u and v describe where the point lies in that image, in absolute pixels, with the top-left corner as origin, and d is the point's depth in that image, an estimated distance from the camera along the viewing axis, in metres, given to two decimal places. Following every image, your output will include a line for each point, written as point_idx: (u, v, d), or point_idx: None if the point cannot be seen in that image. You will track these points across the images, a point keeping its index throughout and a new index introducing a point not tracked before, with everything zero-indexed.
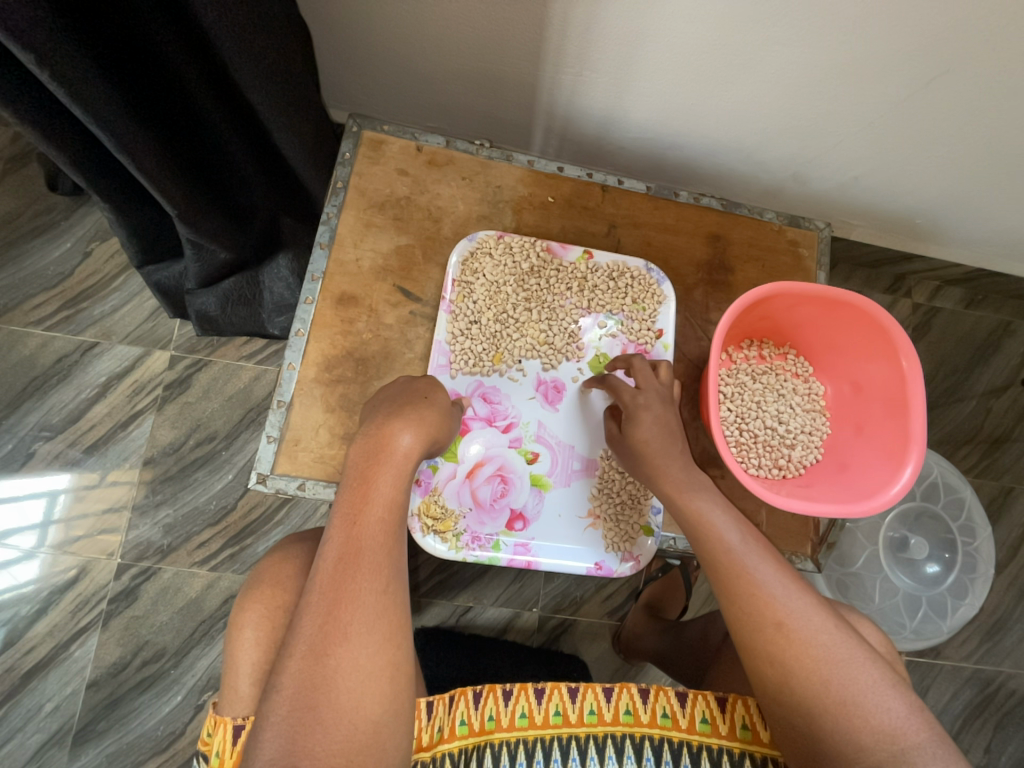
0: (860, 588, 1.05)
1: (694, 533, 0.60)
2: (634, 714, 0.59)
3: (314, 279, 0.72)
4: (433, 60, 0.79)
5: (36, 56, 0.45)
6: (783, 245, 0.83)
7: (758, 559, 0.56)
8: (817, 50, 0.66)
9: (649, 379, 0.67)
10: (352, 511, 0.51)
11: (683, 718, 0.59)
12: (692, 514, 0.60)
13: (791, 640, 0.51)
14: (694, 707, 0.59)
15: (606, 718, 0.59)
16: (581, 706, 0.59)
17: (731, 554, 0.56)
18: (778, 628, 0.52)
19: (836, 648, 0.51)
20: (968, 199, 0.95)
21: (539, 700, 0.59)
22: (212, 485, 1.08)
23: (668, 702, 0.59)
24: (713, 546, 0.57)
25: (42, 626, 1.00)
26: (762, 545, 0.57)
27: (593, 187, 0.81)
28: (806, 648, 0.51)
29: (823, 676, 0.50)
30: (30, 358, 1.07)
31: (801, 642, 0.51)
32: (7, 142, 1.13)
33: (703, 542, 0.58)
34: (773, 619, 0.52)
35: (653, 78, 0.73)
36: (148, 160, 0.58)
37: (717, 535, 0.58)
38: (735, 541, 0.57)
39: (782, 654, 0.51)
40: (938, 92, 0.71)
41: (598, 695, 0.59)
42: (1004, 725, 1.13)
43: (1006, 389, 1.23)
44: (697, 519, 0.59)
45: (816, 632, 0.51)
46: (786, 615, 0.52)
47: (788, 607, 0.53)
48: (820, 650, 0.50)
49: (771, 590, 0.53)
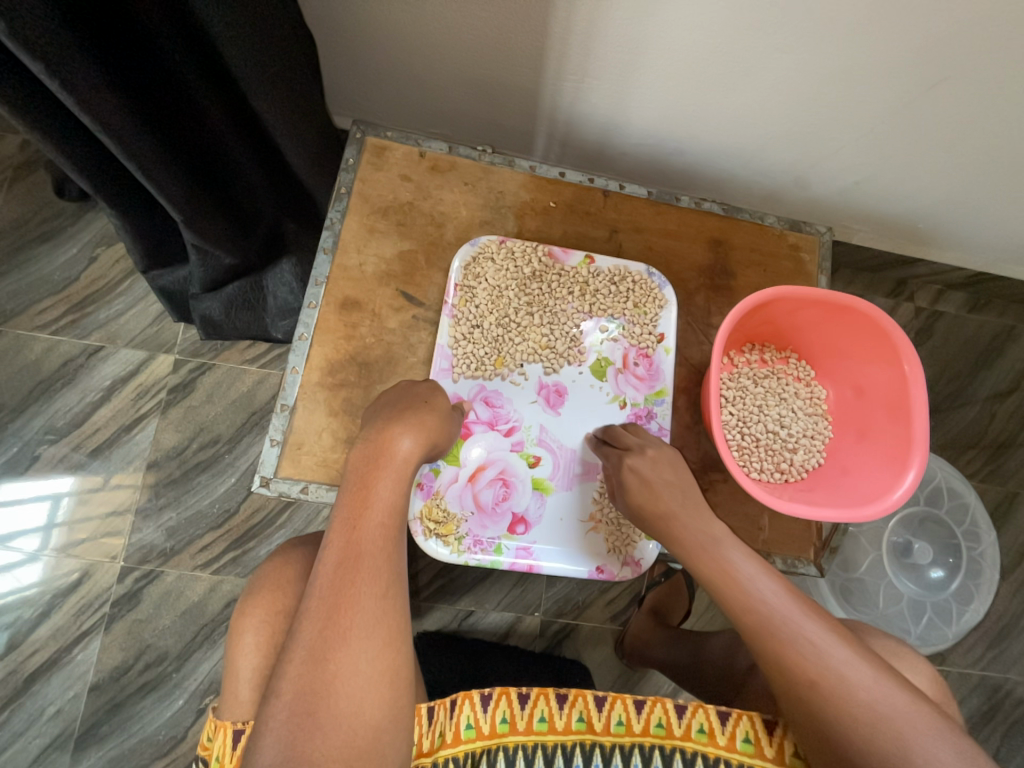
0: (863, 593, 1.04)
1: (716, 587, 0.59)
2: (667, 727, 0.59)
3: (317, 284, 0.73)
4: (436, 67, 0.80)
5: (45, 65, 0.46)
6: (785, 249, 0.83)
7: (783, 612, 0.55)
8: (817, 56, 0.66)
9: (629, 438, 0.68)
10: (352, 515, 0.51)
11: (722, 736, 0.58)
12: (711, 567, 0.59)
13: (828, 700, 0.51)
14: (735, 726, 0.58)
15: (635, 729, 0.59)
16: (607, 716, 0.59)
17: (756, 612, 0.56)
18: (813, 688, 0.52)
19: (876, 702, 0.50)
20: (969, 203, 0.95)
21: (561, 705, 0.60)
22: (215, 489, 1.08)
23: (706, 719, 0.58)
24: (738, 602, 0.57)
25: (45, 630, 1.01)
26: (788, 593, 0.57)
27: (595, 192, 0.81)
28: (845, 706, 0.51)
29: (867, 735, 0.50)
30: (36, 361, 1.08)
31: (839, 699, 0.51)
32: (16, 148, 1.14)
33: (724, 596, 0.58)
34: (807, 678, 0.52)
35: (655, 84, 0.74)
36: (153, 164, 0.59)
37: (739, 590, 0.57)
38: (756, 596, 0.56)
39: (819, 712, 0.51)
40: (938, 98, 0.71)
41: (626, 707, 0.60)
42: (1011, 734, 1.12)
43: (1010, 393, 1.23)
44: (715, 574, 0.59)
45: (853, 688, 0.51)
46: (820, 674, 0.52)
47: (822, 664, 0.52)
48: (861, 707, 0.50)
49: (802, 648, 0.53)
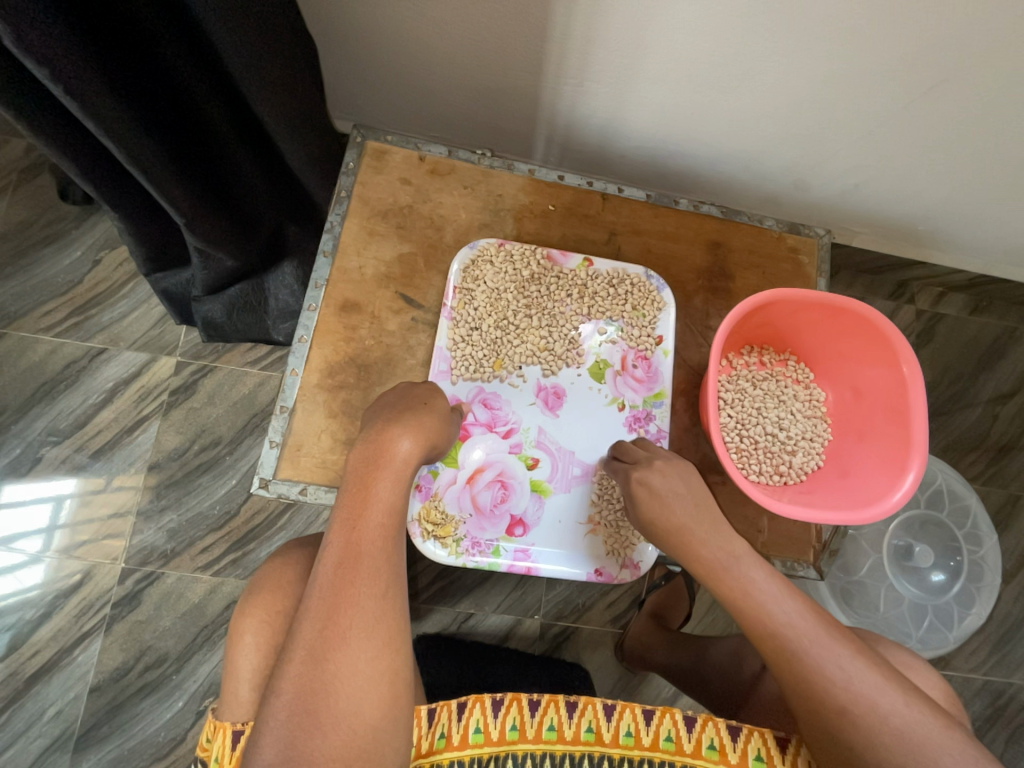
0: (863, 596, 1.03)
1: (737, 611, 0.58)
2: (676, 741, 0.59)
3: (317, 287, 0.73)
4: (435, 71, 0.80)
5: (50, 72, 0.46)
6: (783, 251, 0.83)
7: (809, 637, 0.55)
8: (814, 59, 0.67)
9: (638, 452, 0.68)
10: (351, 516, 0.52)
11: (733, 753, 0.58)
12: (734, 590, 0.58)
13: (859, 728, 0.51)
14: (747, 743, 0.58)
15: (644, 742, 0.59)
16: (616, 727, 0.59)
17: (782, 638, 0.55)
18: (843, 715, 0.51)
19: (906, 728, 0.51)
20: (969, 206, 0.95)
21: (571, 714, 0.59)
22: (216, 491, 1.08)
23: (717, 735, 0.58)
24: (762, 628, 0.56)
25: (46, 631, 1.01)
26: (813, 617, 0.56)
27: (594, 194, 0.82)
28: (876, 734, 0.51)
29: (899, 763, 0.50)
30: (39, 363, 1.09)
31: (869, 727, 0.51)
32: (20, 152, 1.15)
33: (747, 620, 0.57)
34: (837, 706, 0.52)
35: (653, 88, 0.74)
36: (155, 166, 0.60)
37: (762, 614, 0.56)
38: (782, 621, 0.56)
39: (847, 739, 0.51)
40: (936, 101, 0.72)
41: (637, 718, 0.59)
42: (1015, 739, 1.11)
43: (1012, 395, 1.23)
44: (738, 597, 0.58)
45: (883, 715, 0.51)
46: (850, 701, 0.52)
47: (852, 692, 0.52)
48: (892, 733, 0.50)
49: (831, 675, 0.53)
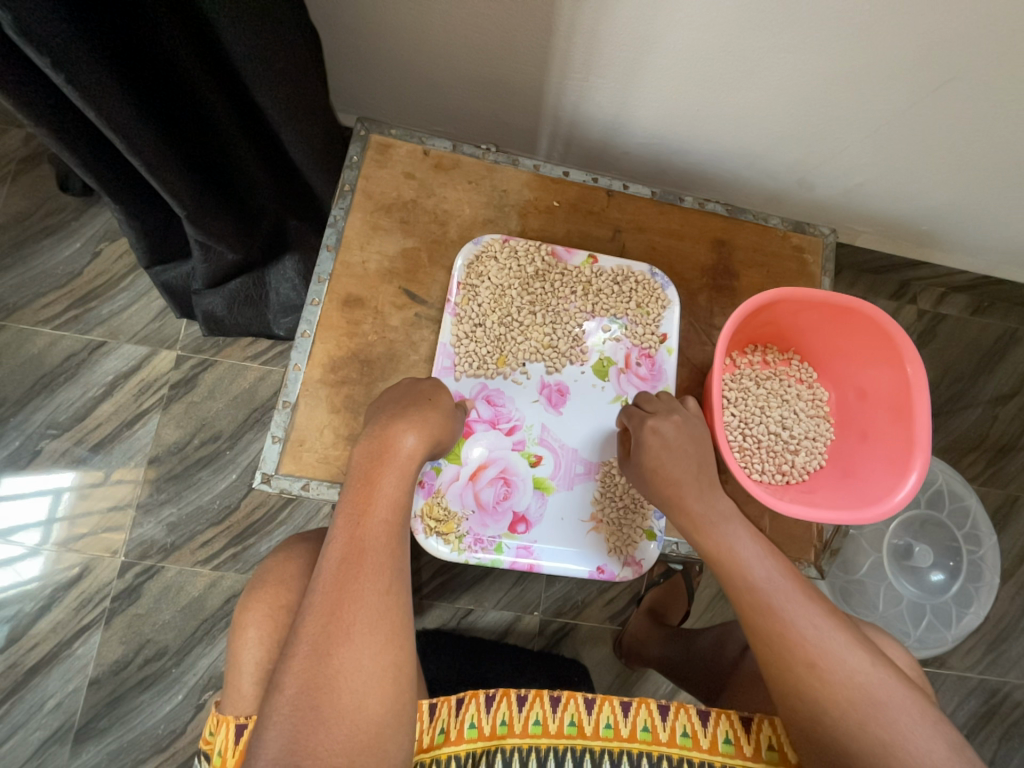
0: (863, 595, 1.04)
1: (717, 568, 0.60)
2: (652, 731, 0.59)
3: (320, 281, 0.73)
4: (440, 65, 0.80)
5: (52, 61, 0.46)
6: (788, 250, 0.83)
7: (784, 594, 0.56)
8: (822, 58, 0.66)
9: (659, 403, 0.68)
10: (355, 511, 0.51)
11: (705, 738, 0.58)
12: (717, 547, 0.60)
13: (824, 680, 0.51)
14: (717, 727, 0.59)
15: (622, 734, 0.59)
16: (596, 718, 0.59)
17: (756, 592, 0.57)
18: (810, 667, 0.52)
19: (871, 686, 0.51)
20: (973, 206, 0.95)
21: (554, 708, 0.60)
22: (216, 484, 1.08)
23: (688, 721, 0.59)
24: (738, 582, 0.58)
25: (45, 624, 1.01)
26: (791, 580, 0.58)
27: (599, 191, 0.81)
28: (838, 687, 0.51)
29: (860, 717, 0.50)
30: (39, 356, 1.08)
31: (834, 681, 0.51)
32: (20, 143, 1.14)
33: (727, 574, 0.59)
34: (804, 659, 0.52)
35: (660, 84, 0.74)
36: (157, 159, 0.59)
37: (740, 570, 0.58)
38: (760, 576, 0.57)
39: (810, 690, 0.52)
40: (942, 101, 0.71)
41: (615, 708, 0.60)
42: (1009, 737, 1.12)
43: (1012, 396, 1.23)
44: (720, 552, 0.60)
45: (849, 671, 0.52)
46: (818, 655, 0.52)
47: (821, 647, 0.53)
48: (855, 689, 0.51)
49: (802, 628, 0.54)
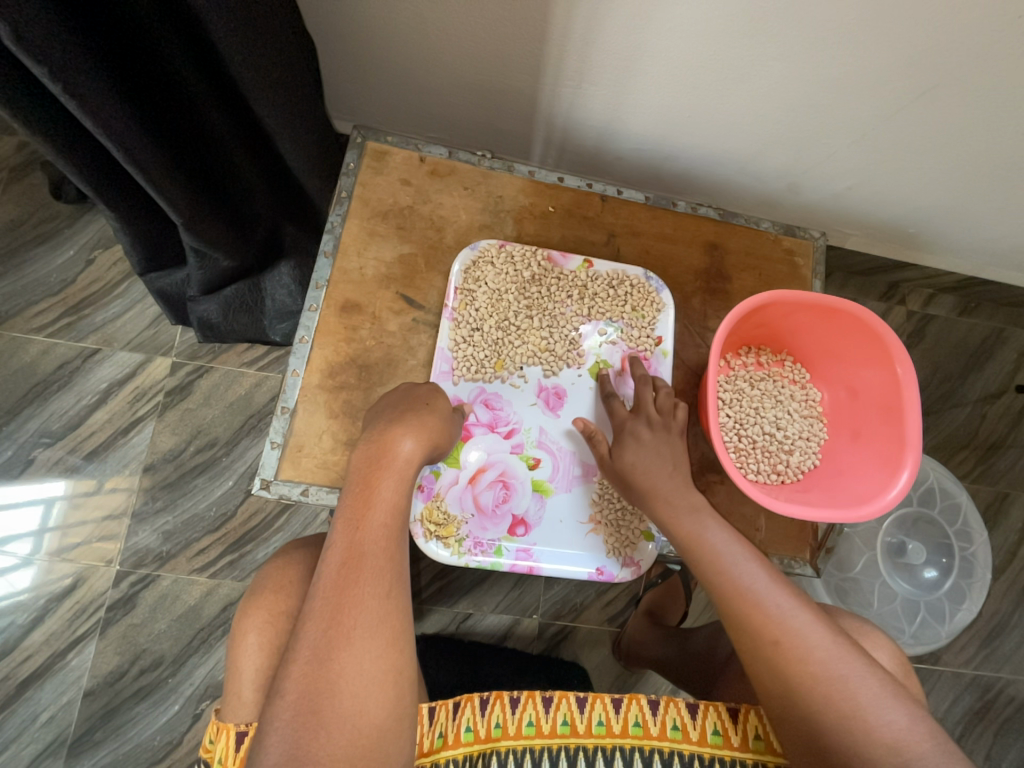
0: (858, 593, 1.05)
1: (691, 553, 0.61)
2: (644, 726, 0.59)
3: (317, 287, 0.73)
4: (435, 74, 0.81)
5: (49, 70, 0.46)
6: (780, 253, 0.84)
7: (751, 575, 0.57)
8: (811, 64, 0.68)
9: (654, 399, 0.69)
10: (354, 516, 0.52)
11: (694, 730, 0.59)
12: (688, 536, 0.61)
13: (789, 658, 0.52)
14: (705, 719, 0.60)
15: (615, 730, 0.59)
16: (589, 717, 0.60)
17: (724, 576, 0.58)
18: (776, 647, 0.53)
19: (833, 663, 0.51)
20: (959, 209, 0.97)
21: (547, 709, 0.60)
22: (212, 492, 1.08)
23: (679, 715, 0.60)
24: (708, 566, 0.59)
25: (39, 635, 1.00)
26: (758, 561, 0.59)
27: (593, 197, 0.82)
28: (803, 664, 0.52)
29: (823, 692, 0.50)
30: (32, 364, 1.08)
31: (799, 659, 0.52)
32: (12, 151, 1.13)
33: (698, 561, 0.60)
34: (770, 638, 0.53)
35: (651, 90, 0.75)
36: (154, 168, 0.59)
37: (710, 555, 0.59)
38: (728, 559, 0.58)
39: (778, 669, 0.52)
40: (927, 106, 0.73)
41: (606, 707, 0.60)
42: (1003, 733, 1.13)
43: (1000, 394, 1.25)
44: (691, 539, 0.61)
45: (813, 649, 0.52)
46: (783, 634, 0.53)
47: (785, 625, 0.54)
48: (817, 664, 0.52)
49: (767, 608, 0.55)
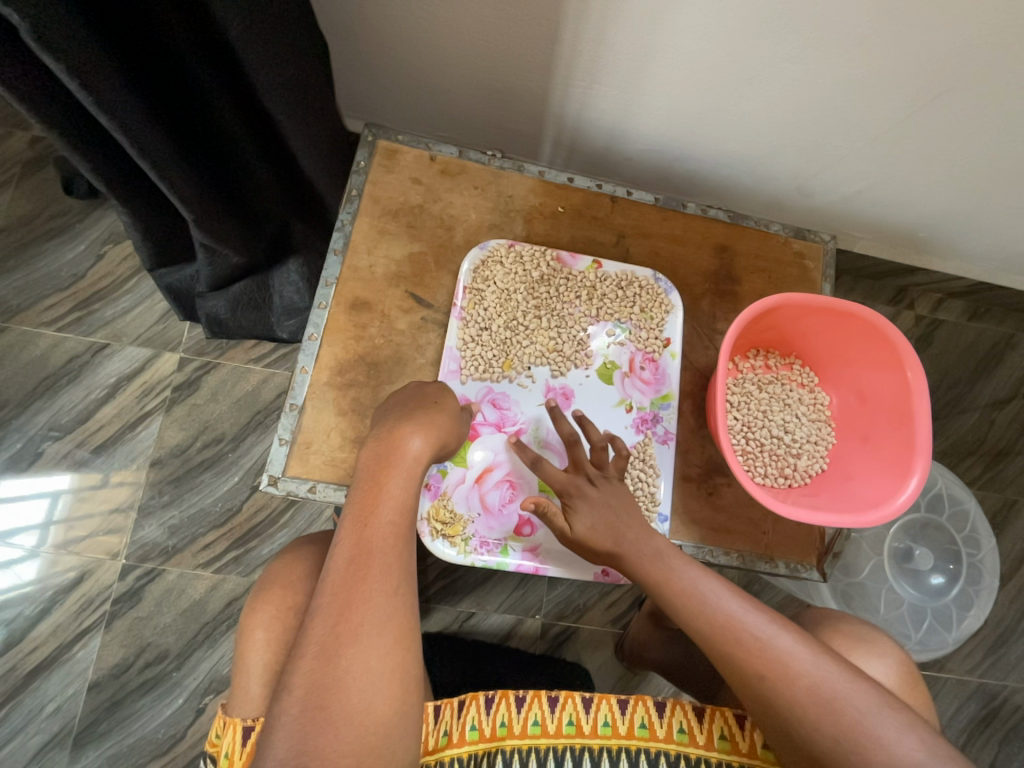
0: (865, 598, 1.04)
1: (663, 595, 0.59)
2: (649, 727, 0.59)
3: (327, 285, 0.73)
4: (446, 73, 0.81)
5: (66, 66, 0.46)
6: (790, 256, 0.84)
7: (726, 609, 0.56)
8: (825, 67, 0.67)
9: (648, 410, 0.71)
10: (363, 513, 0.52)
11: (700, 734, 0.59)
12: (660, 576, 0.59)
13: (774, 689, 0.51)
14: (712, 724, 0.59)
15: (620, 731, 0.59)
16: (594, 718, 0.59)
17: (698, 616, 0.56)
18: (761, 680, 0.52)
19: (818, 685, 0.51)
20: (971, 213, 0.96)
21: (553, 708, 0.60)
22: (218, 487, 1.08)
23: (684, 718, 0.60)
24: (682, 607, 0.57)
25: (45, 627, 1.01)
26: (731, 592, 0.57)
27: (603, 197, 0.82)
28: (789, 692, 0.51)
29: (813, 716, 0.50)
30: (41, 358, 1.08)
31: (784, 687, 0.51)
32: (24, 145, 1.14)
33: (670, 605, 0.58)
34: (753, 671, 0.52)
35: (663, 91, 0.75)
36: (166, 164, 0.60)
37: (683, 593, 0.58)
38: (701, 597, 0.57)
39: (768, 700, 0.52)
40: (941, 109, 0.72)
41: (612, 707, 0.60)
42: (1009, 741, 1.12)
43: (1009, 401, 1.24)
44: (664, 579, 0.59)
45: (796, 674, 0.51)
46: (765, 666, 0.52)
47: (766, 656, 0.53)
48: (803, 690, 0.51)
49: (746, 642, 0.53)
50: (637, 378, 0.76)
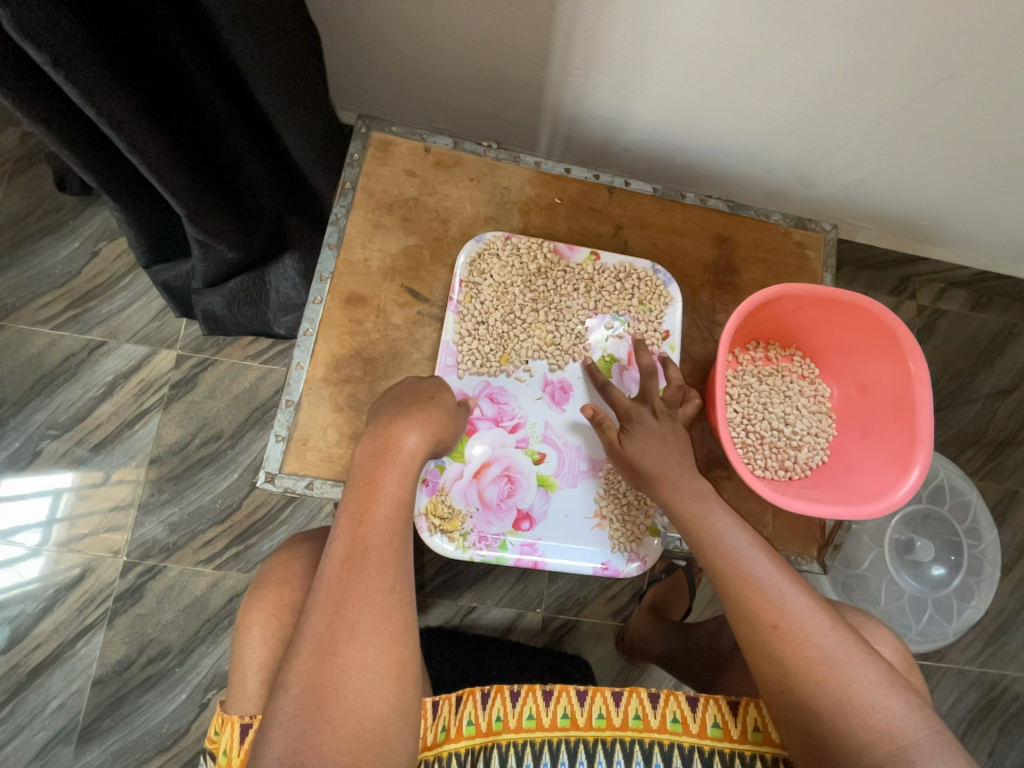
0: (865, 589, 1.05)
1: (694, 539, 0.60)
2: (644, 719, 0.59)
3: (321, 280, 0.73)
4: (441, 64, 0.80)
5: (51, 58, 0.45)
6: (790, 246, 0.83)
7: (754, 560, 0.56)
8: (824, 53, 0.66)
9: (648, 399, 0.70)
10: (358, 509, 0.51)
11: (694, 723, 0.59)
12: (688, 525, 0.60)
13: (786, 642, 0.52)
14: (706, 712, 0.59)
15: (615, 723, 0.59)
16: (589, 710, 0.59)
17: (725, 562, 0.57)
18: (773, 631, 0.52)
19: (830, 649, 0.51)
20: (974, 201, 0.95)
21: (547, 702, 0.60)
22: (217, 484, 1.08)
23: (679, 707, 0.59)
24: (710, 551, 0.58)
25: (47, 624, 1.01)
26: (758, 547, 0.58)
27: (600, 188, 0.81)
28: (800, 649, 0.51)
29: (819, 676, 0.50)
30: (38, 356, 1.08)
31: (795, 644, 0.51)
32: (16, 142, 1.13)
33: (701, 546, 0.59)
34: (768, 622, 0.53)
35: (660, 79, 0.74)
36: (157, 158, 0.59)
37: (713, 539, 0.59)
38: (730, 545, 0.58)
39: (778, 653, 0.52)
40: (943, 96, 0.71)
41: (607, 699, 0.60)
42: (1008, 729, 1.12)
43: (1011, 391, 1.23)
44: (695, 524, 0.60)
45: (810, 634, 0.52)
46: (781, 619, 0.53)
47: (783, 610, 0.53)
48: (814, 650, 0.51)
49: (766, 594, 0.54)
50: (632, 372, 0.75)
